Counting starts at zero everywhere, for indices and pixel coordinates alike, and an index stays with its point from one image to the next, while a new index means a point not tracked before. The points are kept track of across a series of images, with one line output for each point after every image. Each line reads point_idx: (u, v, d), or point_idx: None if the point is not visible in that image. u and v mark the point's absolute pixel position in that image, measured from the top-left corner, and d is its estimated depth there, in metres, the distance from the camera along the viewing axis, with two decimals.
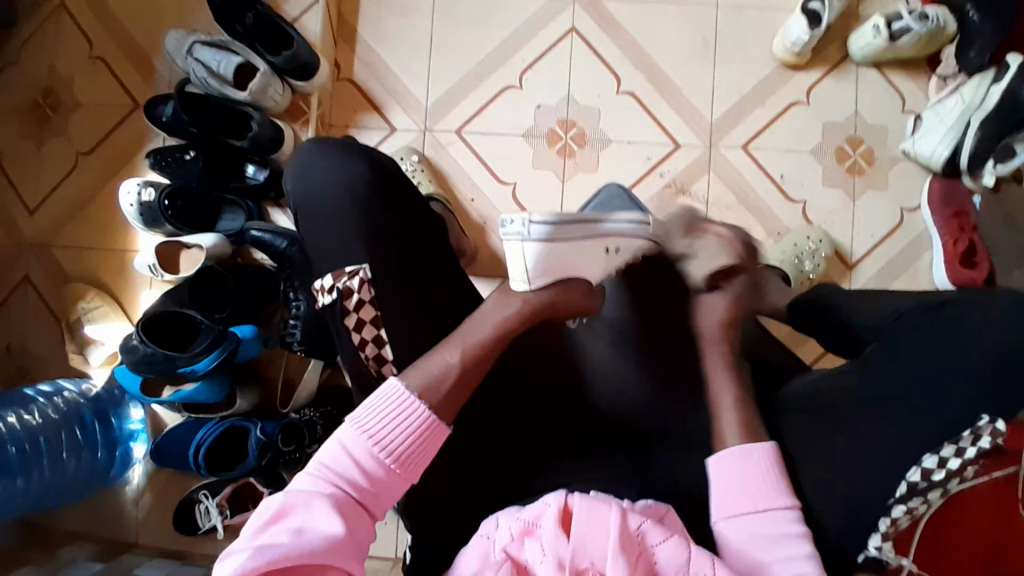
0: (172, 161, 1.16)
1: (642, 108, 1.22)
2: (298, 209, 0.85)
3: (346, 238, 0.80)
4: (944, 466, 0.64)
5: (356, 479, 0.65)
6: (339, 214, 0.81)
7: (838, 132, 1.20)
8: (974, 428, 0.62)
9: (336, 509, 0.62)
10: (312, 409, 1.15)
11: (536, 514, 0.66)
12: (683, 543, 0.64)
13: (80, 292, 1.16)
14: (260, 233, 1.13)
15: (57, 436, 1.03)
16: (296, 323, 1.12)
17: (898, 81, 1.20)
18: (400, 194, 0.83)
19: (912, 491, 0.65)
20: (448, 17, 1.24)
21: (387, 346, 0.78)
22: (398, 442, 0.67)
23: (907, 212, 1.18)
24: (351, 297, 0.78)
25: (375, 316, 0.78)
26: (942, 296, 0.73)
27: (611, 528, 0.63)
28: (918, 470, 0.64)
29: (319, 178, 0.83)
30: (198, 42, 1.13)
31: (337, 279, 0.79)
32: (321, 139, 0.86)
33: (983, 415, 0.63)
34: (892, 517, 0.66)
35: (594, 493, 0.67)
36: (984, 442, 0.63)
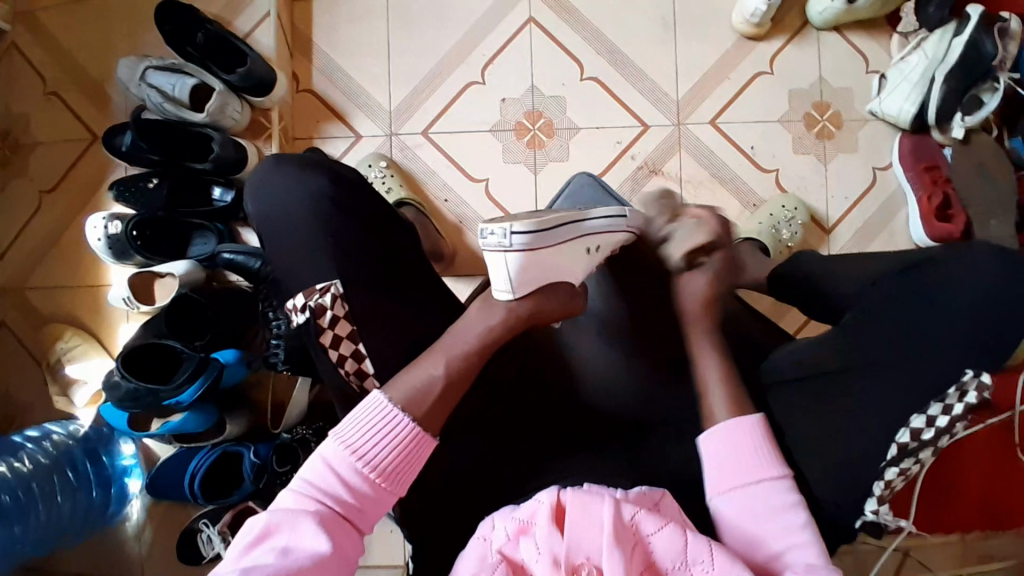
0: (136, 190, 1.14)
1: (608, 93, 1.21)
2: (265, 229, 0.83)
3: (317, 254, 0.79)
4: (933, 426, 0.64)
5: (342, 495, 0.65)
6: (308, 232, 0.79)
7: (805, 98, 1.20)
8: (960, 382, 0.64)
9: (321, 526, 0.62)
10: (303, 428, 1.14)
11: (529, 513, 0.65)
12: (678, 530, 0.63)
13: (58, 332, 1.15)
14: (232, 255, 1.11)
15: (49, 480, 1.02)
16: (278, 343, 1.09)
17: (860, 42, 1.19)
18: (369, 202, 0.82)
19: (903, 453, 0.65)
20: (403, 19, 1.22)
21: (367, 359, 0.78)
22: (383, 455, 0.66)
23: (880, 170, 1.18)
24: (325, 314, 0.77)
25: (352, 331, 0.77)
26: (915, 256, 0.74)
27: (603, 520, 0.62)
28: (907, 431, 0.65)
29: (281, 199, 0.81)
30: (151, 68, 1.12)
31: (309, 298, 0.78)
32: (279, 156, 0.83)
33: (967, 369, 0.65)
34: (886, 480, 0.65)
35: (585, 486, 0.66)
36: (972, 397, 0.64)
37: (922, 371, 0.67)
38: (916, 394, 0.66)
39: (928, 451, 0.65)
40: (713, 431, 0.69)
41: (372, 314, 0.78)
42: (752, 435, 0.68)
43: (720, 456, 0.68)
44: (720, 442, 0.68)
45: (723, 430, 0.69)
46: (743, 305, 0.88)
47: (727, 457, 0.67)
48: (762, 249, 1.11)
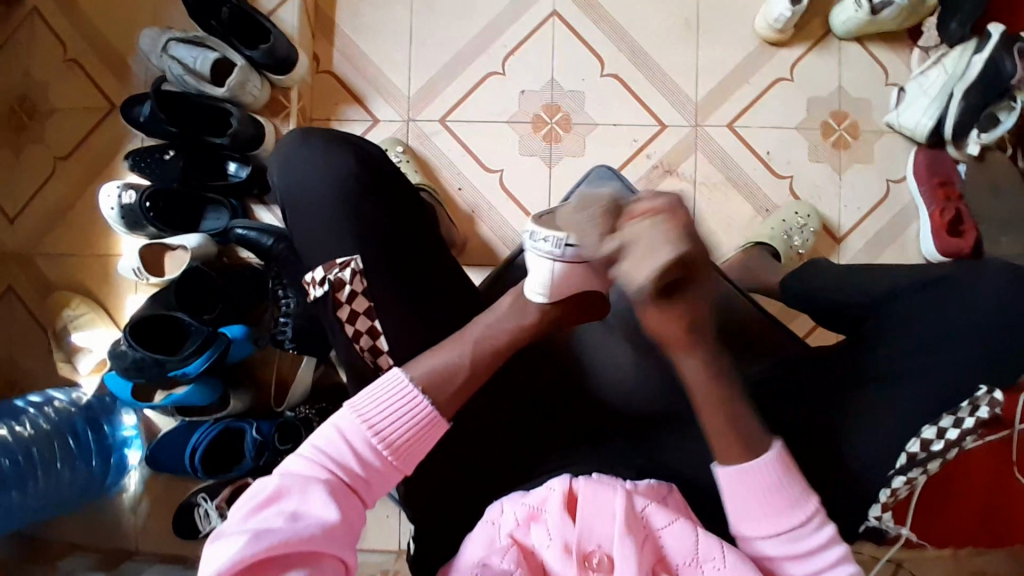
0: (152, 160, 1.13)
1: (627, 91, 1.21)
2: (285, 205, 0.83)
3: (336, 233, 0.79)
4: (943, 437, 0.67)
5: (352, 466, 0.65)
6: (327, 209, 0.80)
7: (823, 106, 1.20)
8: (974, 397, 0.67)
9: (332, 496, 0.62)
10: (306, 407, 1.15)
11: (540, 499, 0.66)
12: (689, 527, 0.64)
13: (65, 299, 1.14)
14: (245, 231, 1.11)
15: (49, 446, 1.02)
16: (286, 320, 1.11)
17: (880, 53, 1.20)
18: (390, 183, 0.83)
19: (913, 462, 0.67)
20: (426, 6, 1.22)
21: (382, 337, 0.78)
22: (397, 432, 0.66)
23: (894, 183, 1.19)
24: (343, 289, 0.77)
25: (369, 307, 0.78)
26: (935, 278, 0.77)
27: (615, 511, 0.63)
28: (918, 441, 0.67)
29: (304, 173, 0.82)
30: (173, 40, 1.11)
31: (328, 272, 0.78)
32: (307, 131, 0.84)
33: (982, 386, 0.68)
34: (892, 488, 0.68)
35: (597, 476, 0.67)
36: (983, 411, 0.67)
37: (935, 388, 0.69)
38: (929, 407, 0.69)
39: (936, 464, 0.68)
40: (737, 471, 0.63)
41: (388, 297, 0.78)
42: (774, 469, 0.63)
43: (745, 493, 0.63)
44: (738, 482, 0.63)
45: (747, 470, 0.63)
46: (754, 307, 0.89)
47: (750, 498, 0.63)
48: (773, 254, 1.11)
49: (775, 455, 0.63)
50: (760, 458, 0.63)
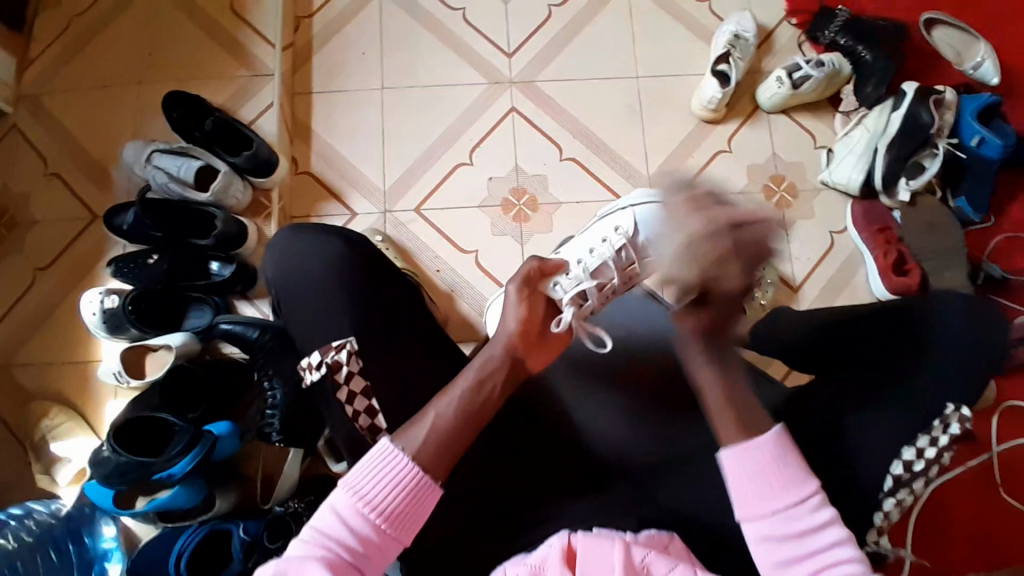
0: (134, 267, 1.16)
1: (585, 171, 1.31)
2: (284, 285, 0.87)
3: (333, 301, 0.83)
4: (922, 456, 0.72)
5: (347, 542, 0.65)
6: (324, 283, 0.84)
7: (762, 171, 1.32)
8: (943, 415, 0.73)
9: (325, 570, 0.63)
10: (296, 501, 1.11)
11: (541, 557, 0.67)
12: (688, 570, 0.65)
13: (44, 408, 1.12)
14: (230, 325, 1.12)
15: (32, 559, 0.97)
16: (273, 413, 1.10)
17: (806, 122, 1.34)
18: (379, 260, 0.88)
19: (899, 483, 0.72)
20: (394, 108, 1.32)
21: (379, 415, 0.78)
22: (389, 501, 0.67)
23: (836, 234, 1.29)
24: (340, 370, 0.79)
25: (365, 386, 0.79)
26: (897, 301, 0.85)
27: (613, 562, 0.64)
28: (900, 463, 0.72)
29: (300, 256, 0.86)
30: (158, 151, 1.19)
31: (325, 354, 0.80)
32: (298, 224, 0.89)
33: (949, 404, 0.74)
34: (885, 511, 0.73)
35: (595, 531, 0.69)
36: (954, 427, 0.74)
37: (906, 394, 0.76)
38: (912, 418, 0.74)
39: (920, 482, 0.73)
40: (735, 453, 0.68)
41: (387, 356, 0.81)
42: (778, 445, 0.68)
43: (750, 474, 0.68)
44: (743, 458, 0.68)
45: (752, 446, 0.68)
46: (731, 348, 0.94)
47: (755, 475, 0.68)
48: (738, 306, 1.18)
49: (780, 432, 0.69)
50: (762, 436, 0.69)
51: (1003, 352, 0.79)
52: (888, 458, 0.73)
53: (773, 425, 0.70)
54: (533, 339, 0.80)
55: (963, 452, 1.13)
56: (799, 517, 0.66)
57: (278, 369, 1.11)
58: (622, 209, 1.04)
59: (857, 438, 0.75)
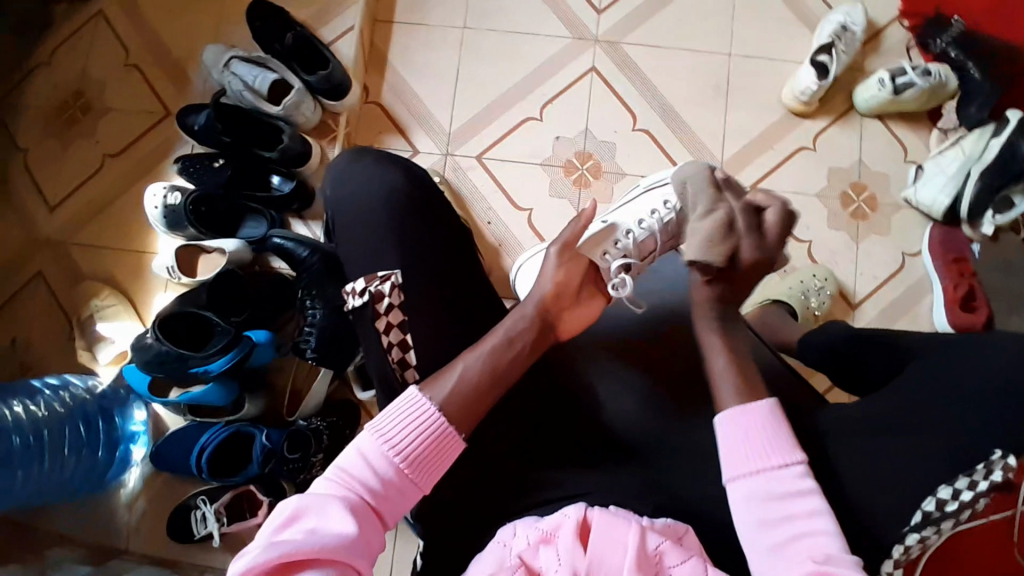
0: (199, 168, 1.18)
1: (655, 146, 1.27)
2: (335, 216, 0.86)
3: (379, 237, 0.83)
4: (957, 499, 0.67)
5: (373, 485, 0.66)
6: (372, 213, 0.84)
7: (843, 177, 1.25)
8: (988, 461, 0.66)
9: (350, 511, 0.63)
10: (318, 419, 1.15)
11: (555, 524, 0.67)
12: (701, 564, 0.65)
13: (94, 290, 1.19)
14: (282, 240, 1.13)
15: (59, 431, 1.05)
16: (310, 330, 1.11)
17: (900, 132, 1.26)
18: (429, 204, 0.86)
19: (927, 520, 0.67)
20: (472, 51, 1.30)
21: (412, 351, 0.79)
22: (412, 448, 0.67)
23: (909, 256, 1.22)
24: (382, 301, 0.79)
25: (403, 320, 0.79)
26: (955, 337, 0.80)
27: (627, 543, 0.64)
28: (933, 500, 0.67)
29: (354, 184, 0.86)
30: (236, 58, 1.19)
31: (369, 283, 0.80)
32: (358, 151, 0.90)
33: (997, 450, 0.67)
34: (905, 545, 0.68)
35: (612, 509, 0.68)
36: (997, 475, 0.67)
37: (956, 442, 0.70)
38: (949, 464, 0.69)
39: (948, 524, 0.67)
40: (726, 415, 0.69)
41: (416, 301, 0.80)
42: (766, 416, 0.69)
43: (735, 431, 0.68)
44: (733, 421, 0.69)
45: (740, 412, 0.69)
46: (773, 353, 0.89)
47: (741, 441, 0.68)
48: (790, 311, 1.13)
49: (771, 404, 0.69)
50: (758, 402, 0.70)
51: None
52: (914, 498, 0.69)
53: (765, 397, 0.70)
54: (568, 304, 0.81)
55: (995, 504, 1.09)
56: (781, 482, 0.65)
57: (321, 290, 1.13)
58: (669, 182, 0.98)
59: (884, 475, 0.71)
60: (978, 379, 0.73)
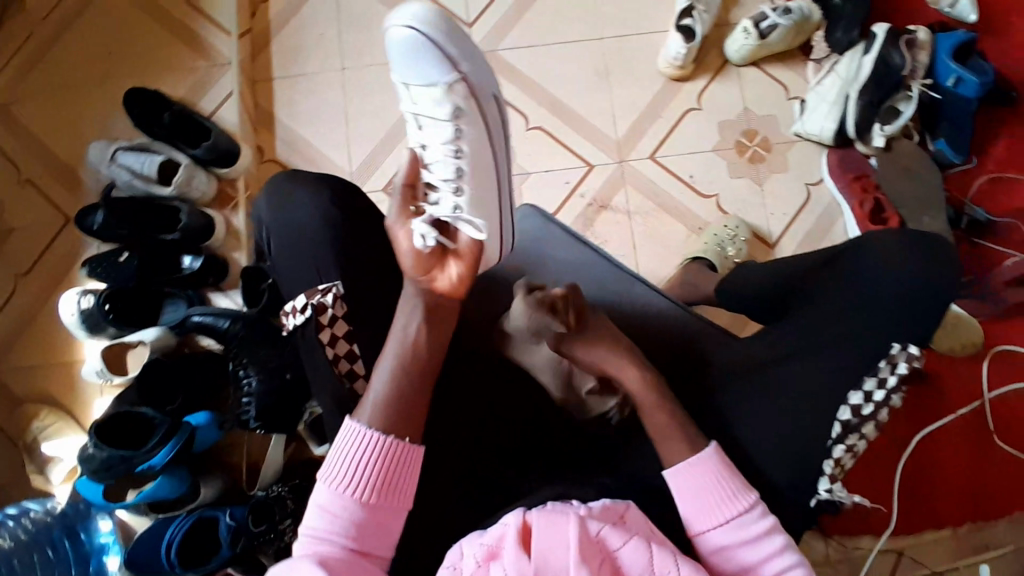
0: (107, 265, 1.17)
1: (553, 140, 1.29)
2: (272, 239, 0.87)
3: (316, 252, 0.84)
4: (871, 400, 0.72)
5: (342, 530, 0.65)
6: (314, 235, 0.84)
7: (733, 127, 1.29)
8: (889, 356, 0.72)
9: (321, 563, 0.62)
10: (280, 485, 1.15)
11: (497, 537, 0.65)
12: (642, 542, 0.66)
13: (34, 410, 1.17)
14: (201, 317, 1.13)
15: (28, 558, 1.06)
16: (250, 400, 1.11)
17: (778, 72, 1.30)
18: (365, 216, 0.87)
19: (847, 429, 0.72)
20: (355, 89, 1.31)
21: (359, 360, 0.80)
22: (369, 480, 0.67)
23: (813, 186, 1.26)
24: (326, 312, 0.78)
25: (348, 330, 0.79)
26: (851, 251, 0.83)
27: (569, 538, 0.63)
28: (848, 408, 0.72)
29: (294, 210, 0.86)
30: (120, 148, 1.19)
31: (310, 298, 0.79)
32: (292, 170, 0.90)
33: (895, 344, 0.72)
34: (834, 457, 0.73)
35: (550, 506, 0.67)
36: (903, 367, 0.72)
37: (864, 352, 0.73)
38: (854, 372, 0.73)
39: (870, 426, 0.72)
40: (675, 471, 0.71)
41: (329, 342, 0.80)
42: (712, 463, 0.70)
43: (689, 491, 0.70)
44: (679, 482, 0.70)
45: (687, 464, 0.70)
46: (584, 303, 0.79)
47: (695, 493, 0.70)
48: (709, 266, 1.16)
49: (713, 451, 0.71)
50: (702, 451, 0.71)
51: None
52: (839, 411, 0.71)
53: (708, 444, 0.71)
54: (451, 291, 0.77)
55: (955, 398, 1.17)
56: (745, 526, 0.68)
57: (253, 357, 1.13)
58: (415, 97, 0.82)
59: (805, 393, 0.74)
60: (879, 284, 0.75)
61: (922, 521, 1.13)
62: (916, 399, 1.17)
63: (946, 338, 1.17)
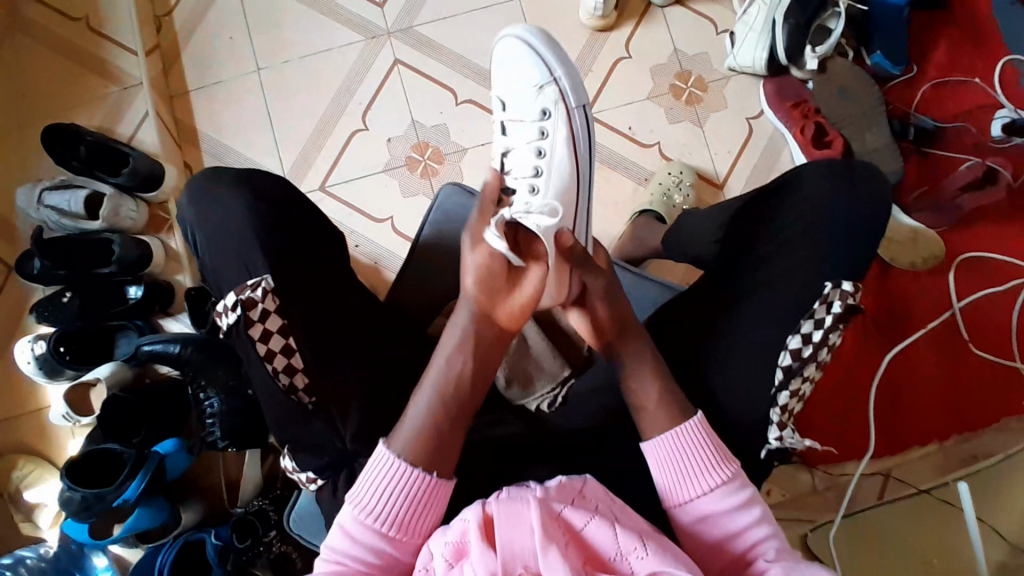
0: (52, 307, 1.15)
1: (483, 111, 1.26)
2: (204, 244, 0.84)
3: (250, 250, 0.81)
4: (809, 342, 0.73)
5: (362, 558, 0.63)
6: (240, 234, 0.82)
7: (667, 71, 1.25)
8: (821, 295, 0.74)
9: None
10: (261, 499, 1.16)
11: (460, 532, 0.60)
12: (606, 523, 0.60)
13: (12, 461, 1.17)
14: (152, 345, 1.12)
15: None
16: (214, 421, 1.10)
17: (704, 8, 1.26)
18: (287, 211, 0.86)
19: (790, 374, 0.74)
20: (276, 91, 1.28)
21: (296, 354, 0.77)
22: (396, 509, 0.64)
23: (753, 120, 1.22)
24: (256, 308, 0.75)
25: (282, 325, 0.77)
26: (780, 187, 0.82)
27: (532, 523, 0.58)
28: (788, 353, 0.74)
29: (219, 214, 0.84)
30: (44, 190, 1.17)
31: (240, 293, 0.76)
32: (214, 170, 0.88)
33: (827, 283, 0.75)
34: (781, 405, 0.74)
35: (508, 492, 0.62)
36: (837, 305, 0.74)
37: None
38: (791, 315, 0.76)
39: (812, 368, 0.74)
40: (657, 441, 0.71)
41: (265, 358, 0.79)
42: (698, 433, 0.70)
43: (673, 460, 0.70)
44: (661, 453, 0.70)
45: (666, 437, 0.70)
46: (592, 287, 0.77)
47: (677, 463, 0.69)
48: (657, 218, 1.13)
49: (698, 420, 0.71)
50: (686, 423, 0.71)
51: (877, 228, 0.78)
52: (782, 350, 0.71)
53: (691, 415, 0.71)
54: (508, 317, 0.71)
55: (925, 311, 1.15)
56: (721, 500, 0.67)
57: (210, 378, 1.12)
58: None
59: None
60: None
61: (902, 441, 1.11)
62: (881, 320, 1.16)
63: (897, 259, 1.15)
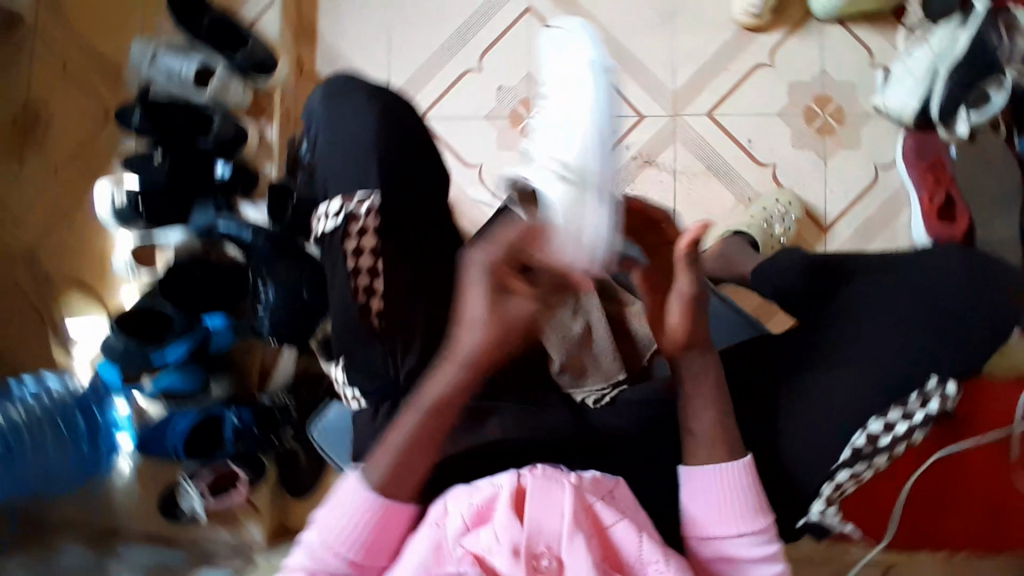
0: (141, 161, 1.14)
1: None
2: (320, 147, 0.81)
3: (362, 161, 0.76)
4: (890, 431, 0.69)
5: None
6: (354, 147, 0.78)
7: (805, 91, 1.17)
8: (924, 390, 0.68)
9: None
10: (286, 395, 1.18)
11: (487, 496, 0.60)
12: (633, 527, 0.60)
13: (65, 291, 1.24)
14: (227, 226, 1.13)
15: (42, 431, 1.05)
16: (265, 311, 1.12)
17: (864, 34, 1.16)
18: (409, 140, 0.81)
19: (857, 456, 0.70)
20: (404, 8, 1.26)
21: (380, 277, 0.72)
22: (351, 534, 0.65)
23: (883, 169, 1.15)
24: (356, 222, 0.73)
25: (376, 245, 0.73)
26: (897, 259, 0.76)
27: (564, 508, 0.58)
28: (864, 435, 0.69)
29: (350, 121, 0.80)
30: (161, 48, 1.18)
31: (346, 203, 0.74)
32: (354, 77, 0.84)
33: (936, 377, 0.68)
34: (835, 483, 0.71)
35: (542, 466, 0.61)
36: (934, 403, 0.69)
37: (889, 374, 0.69)
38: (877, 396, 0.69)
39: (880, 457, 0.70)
40: (699, 471, 0.67)
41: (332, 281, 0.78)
42: (743, 475, 0.67)
43: (709, 496, 0.67)
44: (698, 484, 0.67)
45: (711, 470, 0.67)
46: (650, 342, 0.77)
47: (715, 499, 0.67)
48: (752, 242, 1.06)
49: (747, 461, 0.67)
50: (734, 461, 0.67)
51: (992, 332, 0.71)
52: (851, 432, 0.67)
53: (741, 455, 0.68)
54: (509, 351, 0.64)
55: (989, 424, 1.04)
56: (740, 547, 0.67)
57: (271, 269, 1.11)
58: None
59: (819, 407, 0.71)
60: (923, 303, 0.70)
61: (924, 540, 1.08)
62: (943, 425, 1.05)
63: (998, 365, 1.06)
